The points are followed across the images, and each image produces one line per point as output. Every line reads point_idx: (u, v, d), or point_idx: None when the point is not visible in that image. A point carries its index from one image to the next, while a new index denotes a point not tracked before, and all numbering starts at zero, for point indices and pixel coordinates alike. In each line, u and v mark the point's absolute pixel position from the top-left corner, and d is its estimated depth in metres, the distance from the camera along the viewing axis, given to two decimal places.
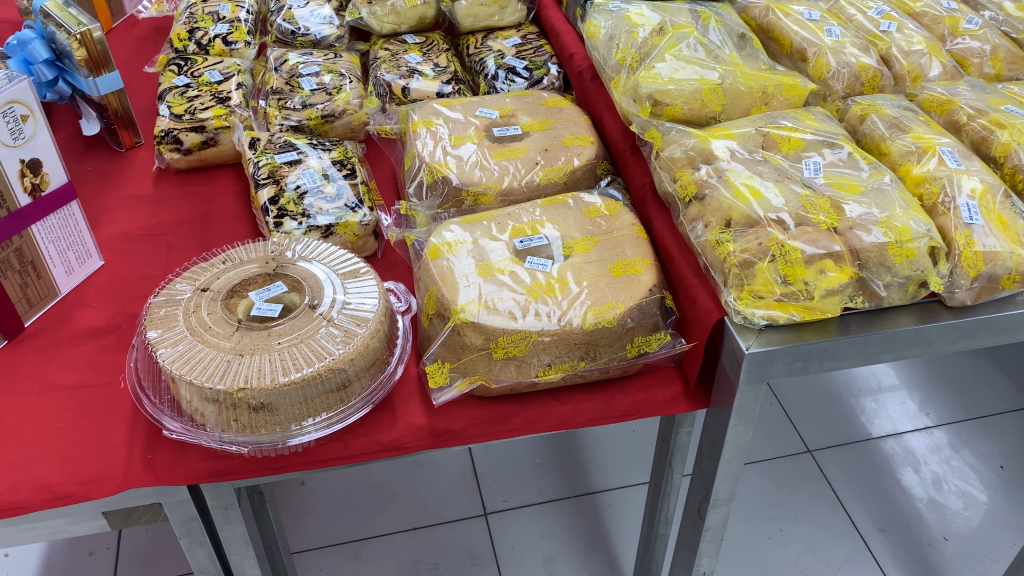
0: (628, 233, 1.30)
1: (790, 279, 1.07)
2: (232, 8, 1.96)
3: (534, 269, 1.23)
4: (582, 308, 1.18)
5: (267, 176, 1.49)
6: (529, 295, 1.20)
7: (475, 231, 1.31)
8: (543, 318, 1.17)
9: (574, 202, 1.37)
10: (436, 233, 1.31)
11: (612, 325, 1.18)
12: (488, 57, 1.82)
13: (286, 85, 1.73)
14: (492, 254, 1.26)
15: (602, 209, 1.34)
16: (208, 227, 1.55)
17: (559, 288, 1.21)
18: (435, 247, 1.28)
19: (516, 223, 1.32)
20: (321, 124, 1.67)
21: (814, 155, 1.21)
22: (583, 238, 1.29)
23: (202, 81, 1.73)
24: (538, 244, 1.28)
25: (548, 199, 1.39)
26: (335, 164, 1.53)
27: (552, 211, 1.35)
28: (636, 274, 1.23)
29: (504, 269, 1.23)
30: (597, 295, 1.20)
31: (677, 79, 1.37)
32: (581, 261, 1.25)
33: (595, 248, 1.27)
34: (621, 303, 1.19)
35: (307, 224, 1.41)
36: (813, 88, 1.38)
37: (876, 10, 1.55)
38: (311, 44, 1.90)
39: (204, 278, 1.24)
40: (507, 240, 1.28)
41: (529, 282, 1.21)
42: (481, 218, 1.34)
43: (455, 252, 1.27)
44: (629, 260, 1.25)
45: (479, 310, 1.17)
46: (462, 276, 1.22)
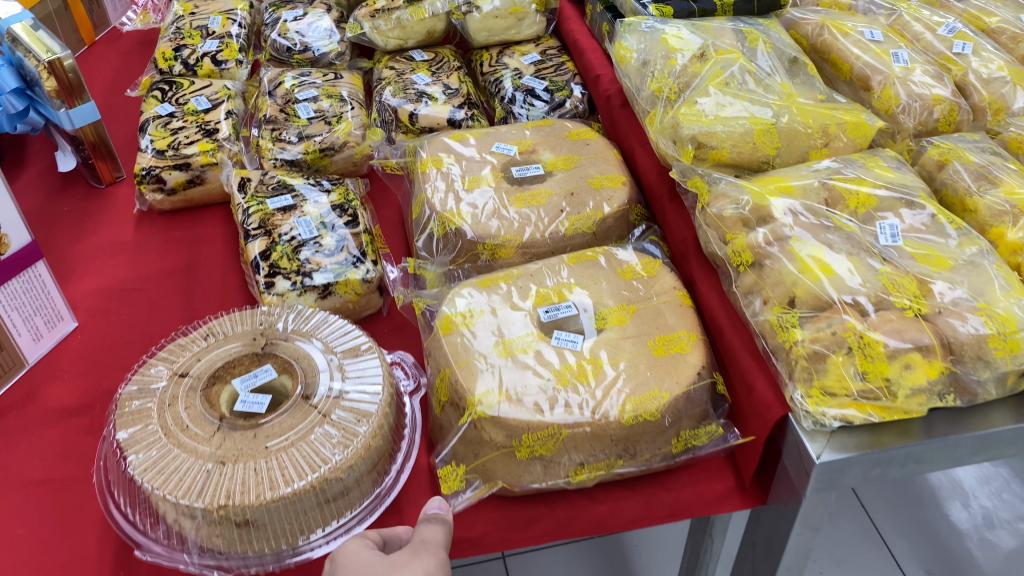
0: (669, 299, 1.13)
1: (869, 377, 0.90)
2: (222, 22, 1.80)
3: (562, 349, 1.06)
4: (620, 399, 1.01)
5: (257, 226, 1.32)
6: (557, 382, 1.03)
7: (492, 297, 1.14)
8: (575, 410, 1.00)
9: (607, 259, 1.20)
10: (449, 300, 1.15)
11: (656, 418, 1.01)
12: (505, 77, 1.64)
13: (280, 113, 1.56)
14: (514, 329, 1.09)
15: (637, 269, 1.17)
16: (195, 277, 1.39)
17: (594, 372, 1.04)
18: (447, 320, 1.11)
19: (541, 287, 1.15)
20: (319, 158, 1.50)
21: (890, 215, 1.04)
22: (618, 307, 1.12)
23: (187, 109, 1.56)
24: (567, 314, 1.11)
25: (575, 253, 1.22)
26: (334, 210, 1.36)
27: (580, 271, 1.18)
28: (682, 353, 1.06)
29: (528, 348, 1.07)
30: (638, 381, 1.03)
31: (723, 117, 1.19)
32: (616, 335, 1.08)
33: (633, 320, 1.10)
34: (664, 391, 1.02)
35: (302, 284, 1.24)
36: (880, 126, 1.20)
37: (946, 28, 1.36)
38: (309, 62, 1.74)
39: (184, 360, 1.08)
40: (531, 310, 1.12)
41: (557, 366, 1.04)
42: (499, 281, 1.17)
43: (471, 325, 1.10)
44: (672, 334, 1.08)
45: (501, 402, 1.01)
46: (480, 357, 1.06)
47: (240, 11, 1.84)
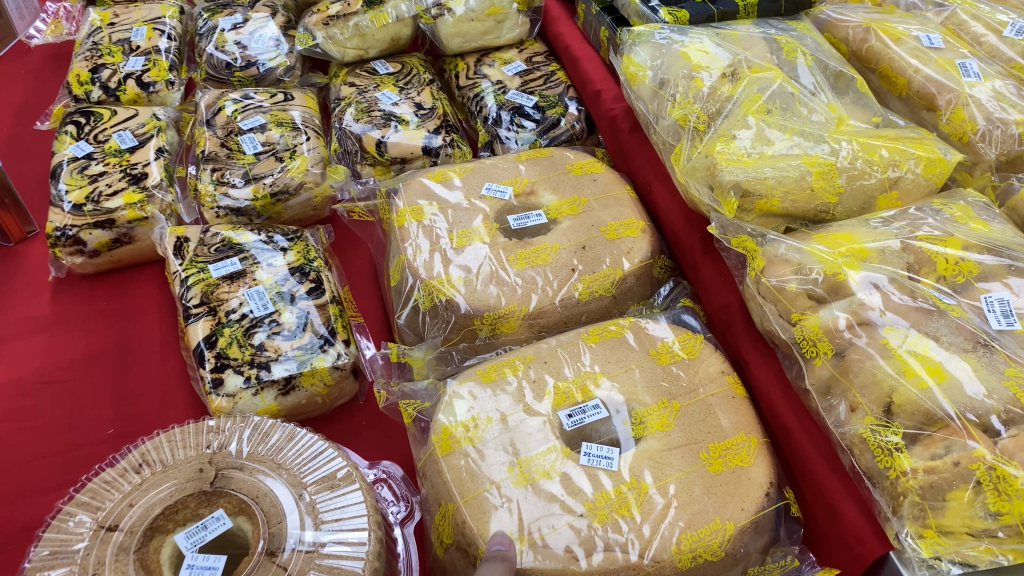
0: (718, 392, 0.92)
1: (1005, 518, 0.69)
2: (148, 33, 1.53)
3: (595, 468, 0.84)
4: (675, 537, 0.79)
5: (199, 302, 1.07)
6: (592, 518, 0.80)
7: (500, 395, 0.92)
8: (618, 556, 0.78)
9: (636, 337, 0.99)
10: (445, 403, 0.92)
11: (718, 557, 0.80)
12: (487, 92, 1.41)
13: (222, 148, 1.31)
14: (530, 442, 0.87)
15: (672, 352, 0.97)
16: (129, 362, 1.14)
17: (637, 501, 0.82)
18: (444, 433, 0.89)
19: (559, 379, 0.93)
20: (271, 204, 1.25)
21: (995, 286, 0.83)
22: (658, 405, 0.90)
23: (108, 149, 1.30)
24: (596, 418, 0.88)
25: (595, 326, 1.01)
26: (293, 275, 1.12)
27: (606, 353, 0.97)
28: (744, 467, 0.85)
29: (552, 470, 0.84)
30: (695, 511, 0.81)
31: (770, 156, 0.96)
32: (659, 445, 0.86)
33: (677, 423, 0.89)
34: (727, 523, 0.80)
35: (257, 380, 0.99)
36: (958, 159, 0.99)
37: (1013, 28, 1.16)
38: (253, 80, 1.48)
39: (110, 507, 0.84)
40: (550, 413, 0.89)
41: (590, 496, 0.82)
42: (504, 372, 0.95)
43: (476, 440, 0.87)
44: (730, 442, 0.87)
45: (524, 551, 0.78)
46: (491, 487, 0.83)
47: (169, 20, 1.58)
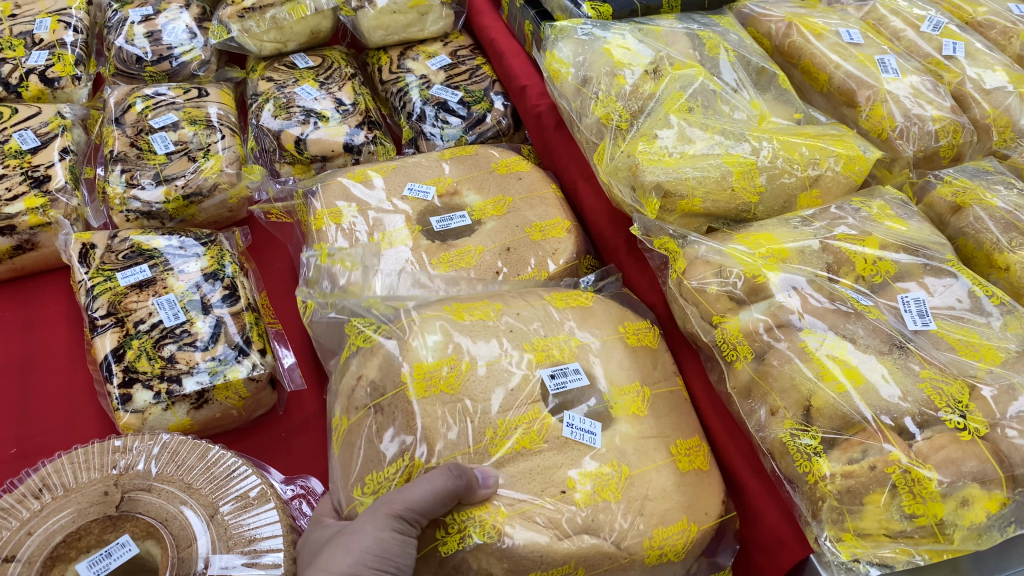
0: (673, 391, 0.89)
1: (919, 519, 0.70)
2: (51, 25, 1.46)
3: (578, 443, 0.77)
4: (648, 531, 0.74)
5: (106, 313, 1.02)
6: (575, 498, 0.73)
7: (480, 334, 0.83)
8: (601, 546, 0.71)
9: (600, 308, 0.94)
10: (415, 336, 0.82)
11: (680, 556, 0.76)
12: (410, 87, 1.37)
13: (132, 148, 1.25)
14: (511, 402, 0.78)
15: (639, 334, 0.92)
16: (32, 376, 1.08)
17: (621, 486, 0.75)
18: (415, 373, 0.78)
19: (536, 336, 0.85)
20: (184, 206, 1.20)
21: (912, 286, 0.84)
22: (630, 385, 0.85)
23: (8, 149, 1.23)
24: (578, 385, 0.81)
25: (559, 293, 0.95)
26: (206, 281, 1.08)
27: (574, 321, 0.90)
28: (703, 471, 0.82)
29: (535, 438, 0.76)
30: (667, 504, 0.76)
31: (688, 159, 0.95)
32: (635, 432, 0.80)
33: (650, 409, 0.84)
34: (693, 524, 0.77)
35: (167, 394, 0.95)
36: (876, 157, 1.00)
37: (930, 24, 1.18)
38: (166, 75, 1.42)
39: (7, 537, 0.79)
40: (529, 369, 0.81)
41: (572, 472, 0.74)
42: (476, 316, 0.86)
43: (458, 387, 0.78)
44: (691, 443, 0.84)
45: (505, 526, 0.69)
46: (471, 449, 0.75)
47: (76, 11, 1.50)
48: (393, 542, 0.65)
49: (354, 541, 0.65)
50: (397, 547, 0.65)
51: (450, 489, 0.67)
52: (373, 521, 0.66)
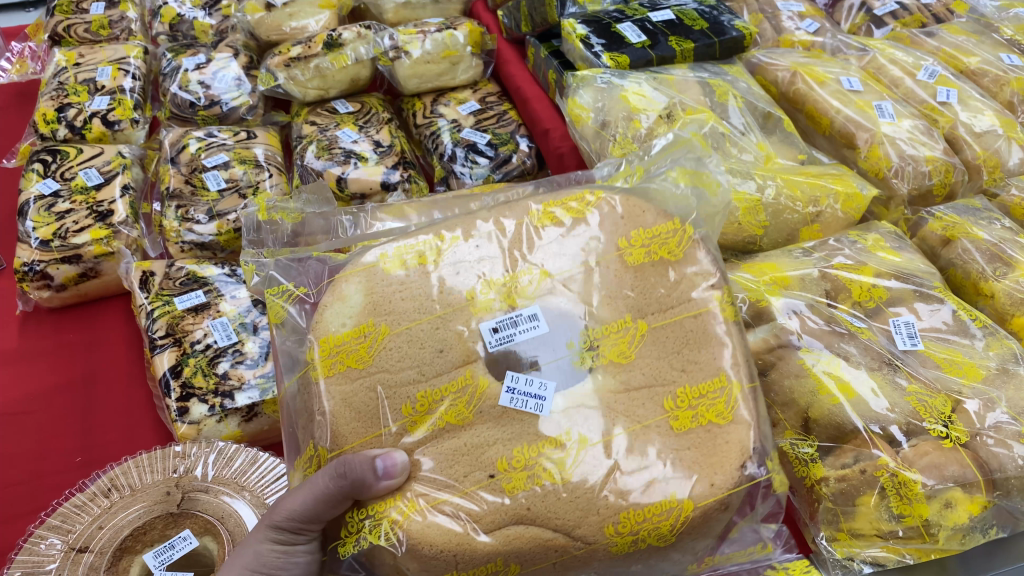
0: (701, 313, 0.70)
1: (906, 519, 0.77)
2: (113, 72, 1.58)
3: (521, 414, 0.64)
4: (614, 516, 0.61)
5: (164, 334, 1.12)
6: (504, 485, 0.62)
7: (408, 288, 0.69)
8: (543, 537, 0.61)
9: (601, 215, 0.74)
10: (331, 298, 0.70)
11: (666, 539, 0.63)
12: (442, 131, 1.48)
13: (186, 185, 1.36)
14: (438, 368, 0.66)
15: (649, 245, 0.72)
16: (95, 392, 1.17)
17: (573, 464, 0.62)
18: (320, 349, 0.67)
19: (487, 281, 0.69)
20: (234, 238, 1.31)
21: (903, 311, 0.91)
22: (618, 323, 0.69)
23: (75, 186, 1.34)
24: (530, 335, 0.66)
25: (551, 199, 0.76)
26: (255, 306, 1.17)
27: (560, 239, 0.72)
28: (718, 424, 0.66)
29: (464, 411, 0.64)
30: (654, 477, 0.62)
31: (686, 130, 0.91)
32: (615, 385, 0.66)
33: (642, 349, 0.68)
34: (685, 501, 0.62)
35: (221, 408, 1.05)
36: (873, 195, 1.08)
37: (926, 72, 1.26)
38: (217, 118, 1.54)
39: (81, 530, 0.88)
40: (469, 324, 0.67)
41: (505, 453, 0.63)
42: (414, 258, 0.71)
43: (368, 361, 0.66)
44: (708, 389, 0.67)
45: (410, 519, 0.60)
46: (384, 432, 0.64)
47: (134, 60, 1.63)
48: (270, 555, 0.64)
49: (249, 550, 0.66)
50: (277, 559, 0.64)
51: (325, 497, 0.61)
52: (262, 529, 0.66)
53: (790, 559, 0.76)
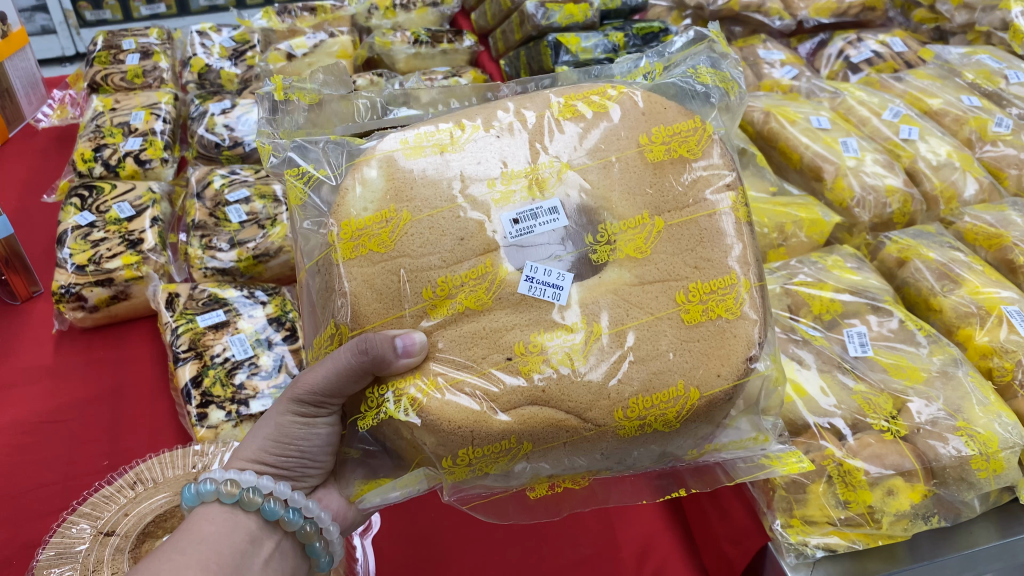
0: (715, 215, 0.72)
1: (852, 505, 0.85)
2: (145, 116, 1.72)
3: (539, 301, 0.67)
4: (623, 402, 0.66)
5: (187, 348, 1.22)
6: (520, 367, 0.65)
7: (429, 175, 0.71)
8: (555, 418, 0.65)
9: (622, 111, 0.75)
10: (352, 183, 0.71)
11: (670, 428, 0.68)
12: None
13: (210, 217, 1.48)
14: (460, 254, 0.68)
15: (669, 143, 0.74)
16: (122, 404, 1.27)
17: (585, 351, 0.66)
18: (342, 231, 0.69)
19: (508, 170, 0.70)
20: (253, 265, 1.42)
21: (856, 322, 1.00)
22: (636, 218, 0.71)
23: (109, 218, 1.47)
24: (548, 228, 0.69)
25: (573, 93, 0.77)
26: (270, 324, 1.28)
27: (580, 135, 0.73)
28: (728, 321, 0.70)
29: (483, 297, 0.67)
30: (657, 369, 0.67)
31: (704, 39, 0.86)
32: (631, 279, 0.70)
33: (659, 246, 0.71)
34: (691, 390, 0.67)
35: (237, 414, 1.15)
36: (836, 221, 1.17)
37: (891, 112, 1.36)
38: (239, 157, 1.66)
39: (109, 516, 0.97)
40: (490, 212, 0.69)
41: (523, 336, 0.66)
42: (434, 147, 0.72)
43: (390, 246, 0.68)
44: (718, 285, 0.70)
45: (430, 397, 0.64)
46: (407, 312, 0.67)
47: (165, 105, 1.76)
48: (291, 427, 0.72)
49: (271, 420, 0.74)
50: (297, 430, 0.72)
51: (345, 372, 0.65)
52: (283, 403, 0.72)
53: (784, 450, 0.77)
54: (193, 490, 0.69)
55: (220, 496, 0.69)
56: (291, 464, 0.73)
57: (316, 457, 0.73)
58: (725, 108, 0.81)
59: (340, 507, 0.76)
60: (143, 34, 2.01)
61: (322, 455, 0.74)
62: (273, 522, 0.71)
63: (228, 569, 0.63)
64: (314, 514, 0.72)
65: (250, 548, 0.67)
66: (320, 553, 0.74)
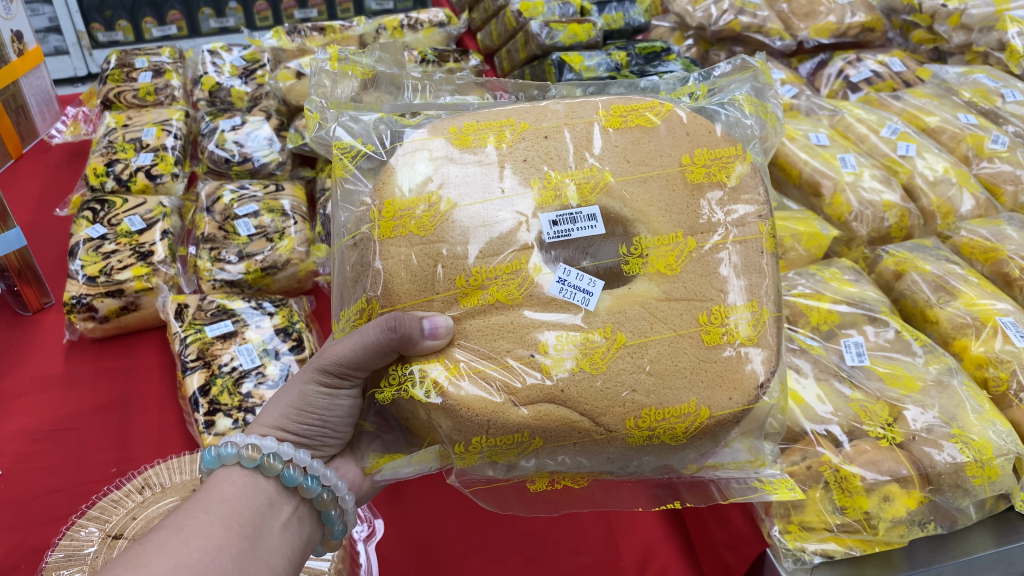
0: (745, 241, 0.74)
1: (848, 511, 0.86)
2: (157, 133, 1.75)
3: (567, 304, 0.69)
4: (636, 411, 0.68)
5: (195, 357, 1.25)
6: (543, 365, 0.67)
7: (473, 170, 0.72)
8: (570, 418, 0.67)
9: (667, 129, 0.77)
10: (402, 162, 0.73)
11: (676, 441, 0.70)
12: None
13: (220, 230, 1.50)
14: (498, 248, 0.69)
15: (709, 166, 0.76)
16: (130, 413, 1.29)
17: (608, 357, 0.68)
18: (383, 206, 0.71)
19: (550, 175, 0.72)
20: (261, 277, 1.44)
21: (853, 333, 1.02)
22: (671, 235, 0.73)
23: (120, 231, 1.49)
24: (587, 235, 0.70)
25: (621, 104, 0.79)
26: (277, 335, 1.30)
27: (624, 147, 0.76)
28: (744, 346, 0.71)
29: (515, 292, 0.69)
30: (671, 382, 0.69)
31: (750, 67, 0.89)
32: (658, 294, 0.71)
33: (688, 265, 0.72)
34: (703, 408, 0.68)
35: (244, 422, 1.16)
36: (835, 235, 1.19)
37: (888, 129, 1.38)
38: (248, 173, 1.69)
39: (116, 520, 0.99)
40: (530, 213, 0.70)
41: (550, 336, 0.67)
42: (482, 141, 0.74)
43: (431, 230, 0.70)
44: (734, 310, 0.71)
45: (451, 383, 0.66)
46: (438, 297, 0.68)
47: (176, 122, 1.80)
48: (316, 397, 0.74)
49: (295, 386, 0.76)
50: (321, 400, 0.74)
51: (374, 349, 0.67)
52: (309, 372, 0.74)
53: (777, 477, 0.78)
54: (213, 453, 0.71)
55: (241, 459, 0.71)
56: (313, 433, 0.75)
57: (336, 427, 0.76)
58: (764, 140, 0.84)
59: (355, 478, 0.79)
60: (156, 53, 2.06)
61: (343, 426, 0.76)
62: (291, 488, 0.72)
63: (249, 528, 0.64)
64: (331, 483, 0.74)
65: (269, 511, 0.68)
66: (335, 522, 0.76)
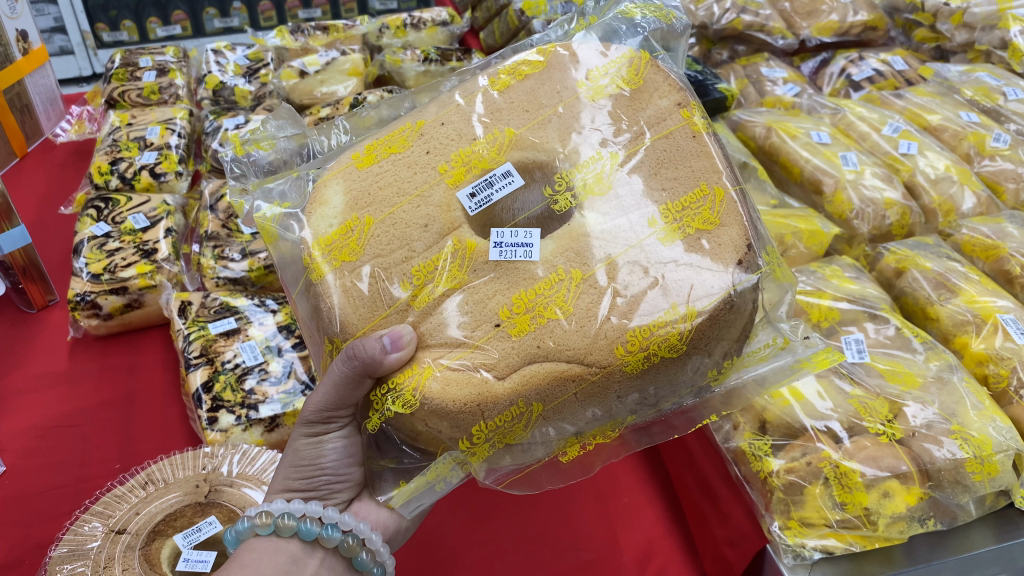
0: (670, 134, 0.73)
1: (848, 507, 0.86)
2: (161, 132, 1.76)
3: (511, 262, 0.67)
4: (621, 336, 0.64)
5: (199, 354, 1.25)
6: (510, 331, 0.65)
7: (384, 178, 0.74)
8: (558, 369, 0.64)
9: (556, 70, 0.77)
10: (313, 209, 0.74)
11: (678, 353, 0.65)
12: None
13: (223, 229, 1.51)
14: (427, 241, 0.69)
15: (608, 81, 0.75)
16: (134, 410, 1.29)
17: (570, 297, 0.65)
18: (315, 250, 0.71)
19: (458, 153, 0.73)
20: (264, 274, 1.45)
21: (853, 330, 1.02)
22: (591, 158, 0.71)
23: (124, 229, 1.50)
24: (506, 192, 0.70)
25: (501, 69, 0.80)
26: (281, 332, 1.30)
27: (515, 101, 0.76)
28: (709, 229, 0.67)
29: (458, 273, 0.67)
30: (646, 299, 0.65)
31: None
32: (601, 217, 0.68)
33: (618, 178, 0.70)
34: (687, 309, 0.64)
35: (247, 418, 1.16)
36: (836, 232, 1.19)
37: (890, 128, 1.38)
38: None
39: (120, 515, 0.99)
40: (445, 199, 0.71)
41: (505, 299, 0.66)
42: (384, 152, 0.76)
43: (360, 252, 0.70)
44: (690, 199, 0.69)
45: (429, 383, 0.64)
46: (392, 310, 0.67)
47: (180, 120, 1.80)
48: (307, 449, 0.74)
49: (292, 449, 0.76)
50: (313, 450, 0.74)
51: (343, 378, 0.67)
52: (297, 428, 0.75)
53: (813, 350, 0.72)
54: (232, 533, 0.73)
55: (257, 528, 0.72)
56: (317, 484, 0.74)
57: (339, 471, 0.74)
58: (665, 37, 0.83)
59: (379, 516, 0.77)
60: (160, 52, 2.07)
61: (346, 468, 0.75)
62: (314, 541, 0.73)
63: None
64: (353, 527, 0.73)
65: (293, 567, 0.70)
66: (369, 566, 0.74)
